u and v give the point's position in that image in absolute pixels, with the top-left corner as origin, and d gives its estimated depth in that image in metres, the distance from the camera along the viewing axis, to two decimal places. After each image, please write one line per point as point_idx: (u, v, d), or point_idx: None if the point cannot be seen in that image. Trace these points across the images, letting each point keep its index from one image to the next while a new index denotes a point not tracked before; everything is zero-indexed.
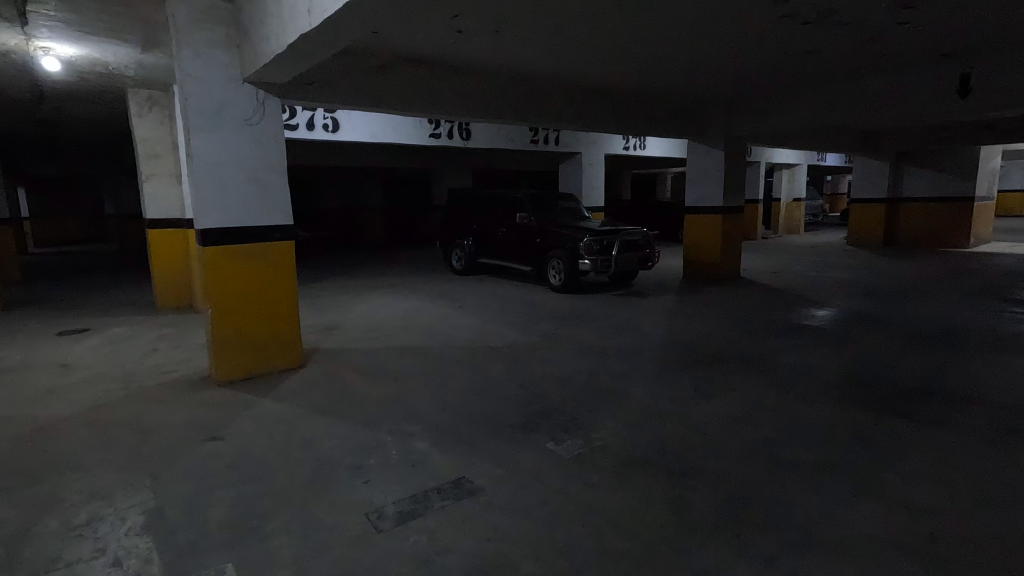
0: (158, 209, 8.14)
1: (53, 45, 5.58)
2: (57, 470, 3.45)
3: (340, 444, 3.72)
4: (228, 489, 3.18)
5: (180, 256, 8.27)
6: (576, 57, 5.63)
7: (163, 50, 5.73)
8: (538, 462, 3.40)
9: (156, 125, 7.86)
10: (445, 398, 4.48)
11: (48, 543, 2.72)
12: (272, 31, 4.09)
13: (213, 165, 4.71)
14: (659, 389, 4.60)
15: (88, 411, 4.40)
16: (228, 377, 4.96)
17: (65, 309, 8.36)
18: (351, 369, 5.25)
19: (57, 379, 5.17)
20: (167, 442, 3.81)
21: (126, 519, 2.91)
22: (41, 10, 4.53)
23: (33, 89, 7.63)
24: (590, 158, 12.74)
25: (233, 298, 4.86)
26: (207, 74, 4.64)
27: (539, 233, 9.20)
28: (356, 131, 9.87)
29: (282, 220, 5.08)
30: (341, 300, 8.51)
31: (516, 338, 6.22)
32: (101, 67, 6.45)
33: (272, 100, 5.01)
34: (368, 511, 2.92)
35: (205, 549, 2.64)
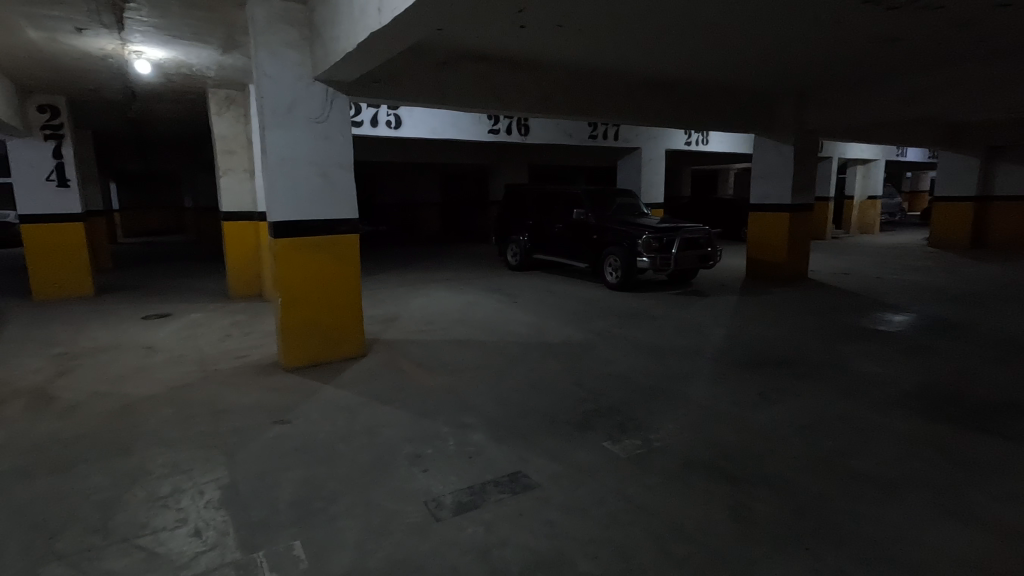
0: (232, 203, 8.60)
1: (145, 49, 5.99)
2: (145, 443, 3.73)
3: (399, 432, 3.82)
4: (295, 470, 3.33)
5: (251, 247, 8.71)
6: (640, 50, 5.50)
7: (243, 52, 6.04)
8: (594, 460, 3.37)
9: (233, 123, 8.32)
10: (501, 393, 4.51)
11: (137, 511, 2.94)
12: (343, 30, 4.21)
13: (285, 160, 4.93)
14: (719, 393, 4.44)
15: (170, 390, 4.71)
16: (294, 364, 5.18)
17: (150, 295, 8.99)
18: (410, 360, 5.38)
19: (143, 359, 5.58)
20: (240, 423, 4.03)
21: (204, 494, 3.10)
22: (136, 15, 4.86)
23: (126, 90, 8.24)
24: (650, 154, 12.46)
25: (301, 288, 5.08)
26: (281, 73, 4.85)
27: (595, 229, 9.11)
28: (418, 128, 10.06)
29: (348, 214, 5.26)
30: (400, 293, 8.72)
31: (572, 335, 6.19)
32: (186, 69, 6.86)
33: (341, 97, 5.19)
34: (428, 499, 2.99)
35: (275, 526, 2.78)
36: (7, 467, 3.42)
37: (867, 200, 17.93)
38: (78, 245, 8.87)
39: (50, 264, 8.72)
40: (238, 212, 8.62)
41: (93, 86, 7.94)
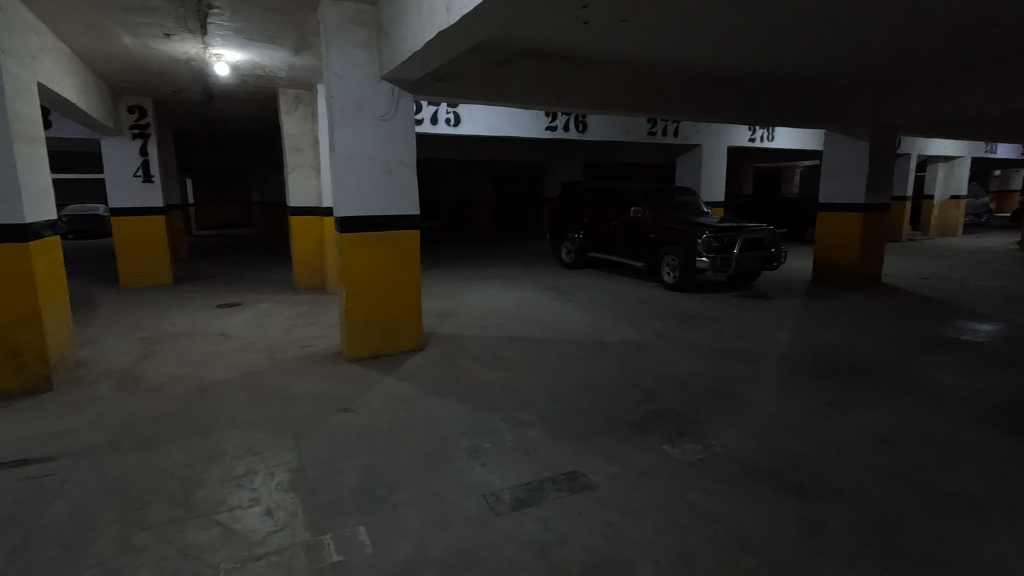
0: (299, 199, 8.97)
1: (224, 52, 6.32)
2: (220, 425, 3.95)
3: (457, 425, 3.89)
4: (358, 458, 3.44)
5: (316, 241, 9.05)
6: (707, 44, 5.33)
7: (313, 53, 6.27)
8: (654, 463, 3.31)
9: (301, 122, 8.68)
10: (556, 390, 4.51)
11: (214, 488, 3.13)
12: (411, 30, 4.30)
13: (352, 158, 5.09)
14: (786, 400, 4.26)
15: (242, 376, 4.97)
16: (356, 355, 5.35)
17: (223, 285, 9.52)
18: (466, 355, 5.45)
19: (217, 346, 5.91)
20: (306, 409, 4.21)
21: (274, 476, 3.26)
22: (218, 20, 5.14)
23: (205, 91, 8.74)
24: (711, 150, 12.09)
25: (364, 282, 5.24)
26: (350, 73, 5.01)
27: (653, 228, 8.93)
28: (476, 125, 10.16)
29: (409, 210, 5.39)
30: (455, 288, 8.84)
31: (629, 335, 6.10)
32: (259, 70, 7.19)
33: (406, 96, 5.31)
34: (486, 493, 3.02)
35: (341, 511, 2.89)
36: (102, 441, 3.70)
37: (949, 200, 16.74)
38: (159, 236, 9.48)
39: (135, 254, 9.36)
40: (305, 207, 8.98)
41: (176, 89, 8.46)
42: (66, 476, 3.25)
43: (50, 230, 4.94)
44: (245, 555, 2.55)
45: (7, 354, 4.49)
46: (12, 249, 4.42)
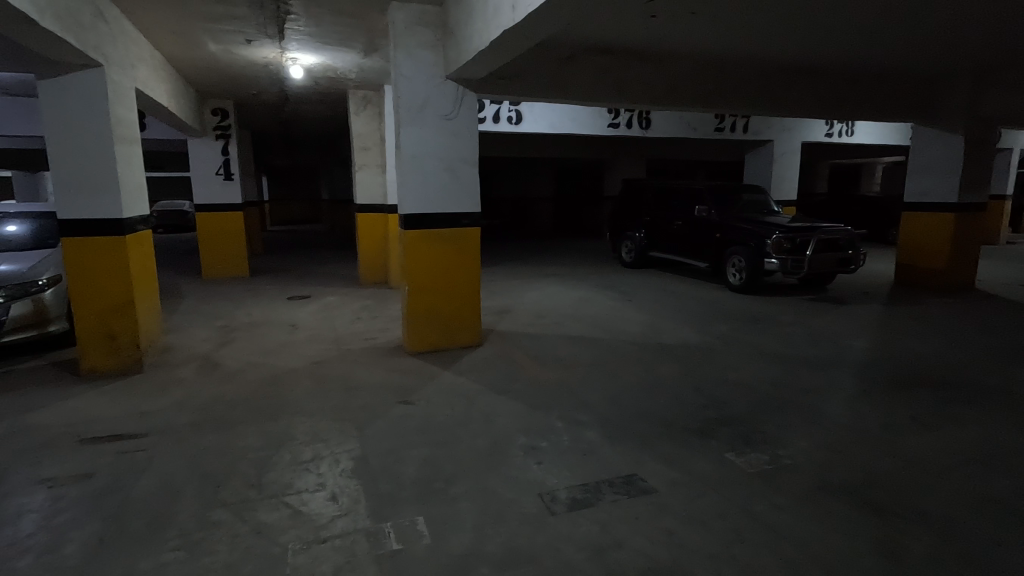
0: (365, 196, 9.28)
1: (299, 56, 6.62)
2: (290, 412, 4.15)
3: (514, 422, 3.91)
4: (418, 450, 3.52)
5: (380, 237, 9.32)
6: (783, 35, 5.08)
7: (382, 54, 6.47)
8: (716, 471, 3.20)
9: (368, 121, 8.99)
10: (614, 392, 4.43)
11: (284, 471, 3.29)
12: (476, 29, 4.35)
13: (417, 157, 5.21)
14: (862, 412, 4.00)
15: (311, 365, 5.21)
16: (417, 349, 5.49)
17: (293, 278, 10.00)
18: (524, 353, 5.46)
19: (287, 336, 6.22)
20: (369, 400, 4.35)
21: (339, 463, 3.39)
22: (294, 25, 5.40)
23: (281, 94, 9.21)
24: (783, 146, 11.52)
25: (426, 278, 5.36)
26: (416, 73, 5.12)
27: (718, 227, 8.62)
28: (537, 123, 10.17)
29: (470, 208, 5.46)
30: (514, 286, 8.90)
31: (691, 338, 5.93)
32: (331, 72, 7.49)
33: (470, 95, 5.38)
34: (542, 492, 3.02)
35: (401, 500, 2.97)
36: (185, 421, 3.98)
37: None
38: (237, 231, 10.08)
39: (216, 247, 10.00)
40: (370, 205, 9.29)
41: (255, 92, 8.97)
42: (154, 452, 3.52)
43: (143, 225, 5.34)
44: (311, 537, 2.67)
45: (106, 338, 4.91)
46: (111, 241, 4.82)
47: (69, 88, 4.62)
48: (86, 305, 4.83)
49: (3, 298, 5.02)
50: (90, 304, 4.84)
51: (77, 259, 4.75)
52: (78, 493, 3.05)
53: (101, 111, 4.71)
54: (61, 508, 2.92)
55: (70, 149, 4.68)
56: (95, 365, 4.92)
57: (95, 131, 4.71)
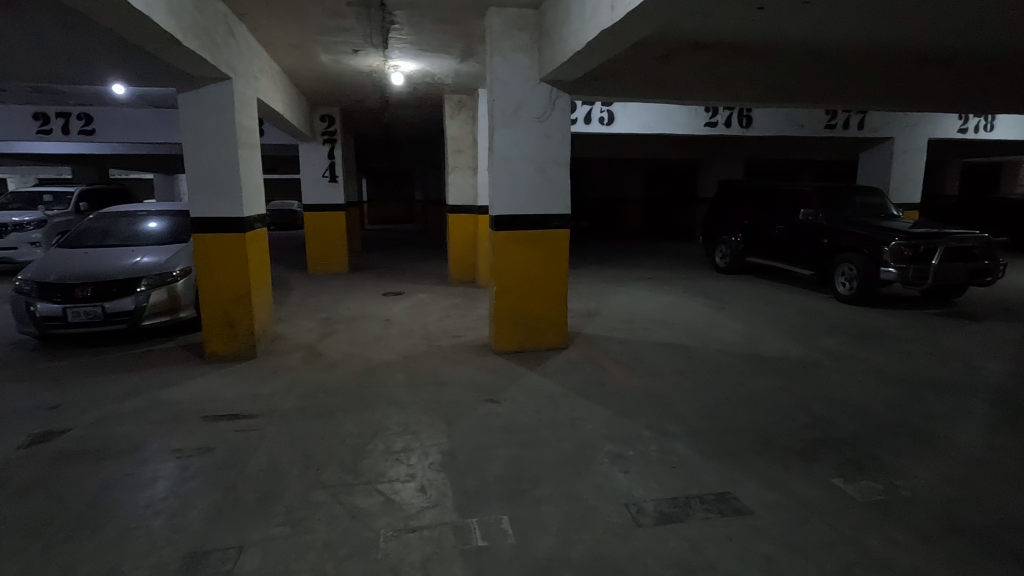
0: (457, 197, 9.54)
1: (401, 63, 6.94)
2: (384, 403, 4.35)
3: (600, 428, 3.85)
4: (504, 449, 3.56)
5: (470, 238, 9.54)
6: (914, 25, 4.59)
7: (478, 59, 6.62)
8: (821, 497, 2.96)
9: (462, 125, 9.24)
10: (707, 404, 4.23)
11: (377, 459, 3.46)
12: (573, 30, 4.33)
13: (509, 159, 5.28)
14: (1000, 444, 3.53)
15: (403, 359, 5.44)
16: (503, 348, 5.55)
17: (388, 275, 10.50)
18: (611, 357, 5.35)
19: (382, 330, 6.53)
20: (457, 396, 4.47)
21: (428, 455, 3.51)
22: (398, 34, 5.67)
23: (383, 100, 9.71)
24: (906, 144, 10.46)
25: (515, 279, 5.41)
26: (511, 77, 5.19)
27: (826, 232, 7.98)
28: (630, 123, 9.96)
29: (560, 209, 5.46)
30: (601, 289, 8.78)
31: (792, 350, 5.53)
32: (429, 78, 7.78)
33: (563, 96, 5.37)
34: (628, 502, 2.94)
35: (486, 497, 3.01)
36: (291, 406, 4.30)
37: None
38: (339, 229, 10.75)
39: (320, 245, 10.71)
40: (462, 205, 9.54)
41: (360, 98, 9.51)
42: (264, 433, 3.83)
43: (260, 223, 5.84)
44: (401, 525, 2.78)
45: (226, 325, 5.41)
46: (233, 237, 5.31)
47: (203, 100, 5.15)
48: (211, 295, 5.36)
49: (145, 287, 5.71)
50: (215, 294, 5.36)
51: (205, 253, 5.29)
52: (201, 465, 3.39)
53: (228, 119, 5.20)
54: (187, 477, 3.25)
55: (202, 153, 5.20)
56: (217, 350, 5.44)
57: (222, 137, 5.21)
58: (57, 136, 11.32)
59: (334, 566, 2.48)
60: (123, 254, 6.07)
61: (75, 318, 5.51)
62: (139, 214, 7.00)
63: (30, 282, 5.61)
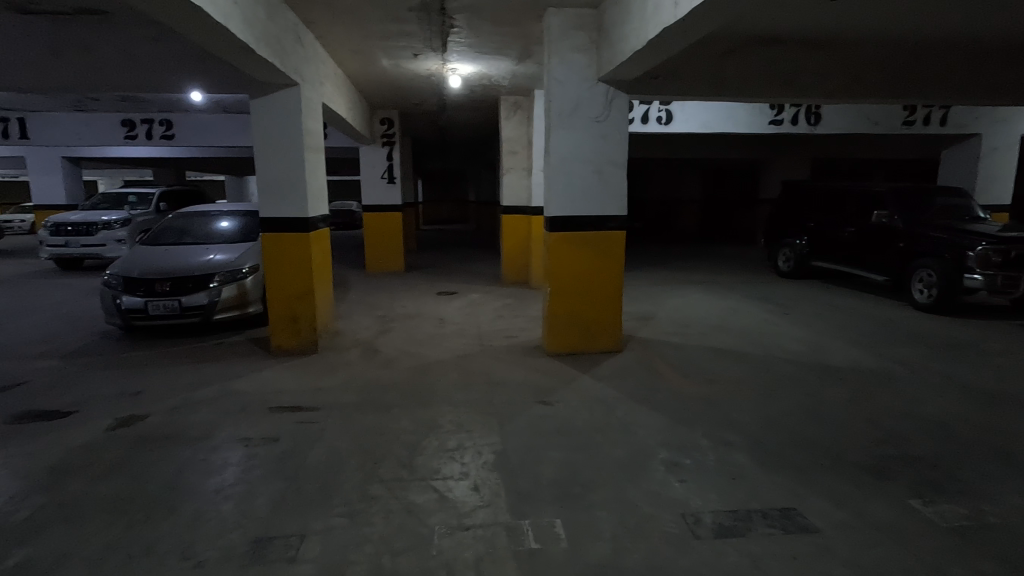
0: (511, 198, 9.58)
1: (459, 66, 7.04)
2: (438, 401, 4.42)
3: (656, 434, 3.77)
4: (556, 452, 3.54)
5: (523, 238, 9.55)
6: (1008, 13, 4.23)
7: (536, 60, 6.62)
8: (896, 518, 2.78)
9: (518, 126, 9.28)
10: (770, 414, 4.05)
11: (431, 456, 3.52)
12: (633, 29, 4.25)
13: (565, 159, 5.25)
14: None
15: (456, 358, 5.51)
16: (556, 350, 5.52)
17: (442, 274, 10.67)
18: (667, 363, 5.22)
19: (436, 328, 6.65)
20: (510, 397, 4.47)
21: (481, 455, 3.53)
22: (457, 38, 5.75)
23: (440, 103, 9.88)
24: (995, 141, 9.67)
25: (570, 280, 5.37)
26: (568, 78, 5.16)
27: (902, 235, 7.51)
28: (689, 122, 9.71)
29: (616, 210, 5.38)
30: (656, 292, 8.59)
31: (863, 361, 5.23)
32: (486, 80, 7.86)
33: (620, 96, 5.29)
34: (685, 512, 2.86)
35: (538, 500, 3.00)
36: (350, 400, 4.45)
37: None
38: (396, 229, 11.01)
39: (378, 244, 11.01)
40: (516, 206, 9.57)
41: (418, 101, 9.73)
42: (324, 425, 3.97)
43: (323, 223, 6.06)
44: (455, 523, 2.81)
45: (290, 321, 5.65)
46: (298, 237, 5.54)
47: (273, 106, 5.40)
48: (277, 292, 5.61)
49: (217, 283, 6.04)
50: (281, 291, 5.61)
51: (272, 251, 5.54)
52: (267, 454, 3.55)
53: (295, 123, 5.42)
54: (254, 465, 3.41)
55: (271, 157, 5.45)
56: (281, 344, 5.68)
57: (290, 141, 5.44)
58: (141, 142, 12.18)
59: (391, 560, 2.53)
60: (198, 251, 6.45)
61: (156, 311, 5.89)
62: (213, 214, 7.42)
63: (117, 276, 6.05)
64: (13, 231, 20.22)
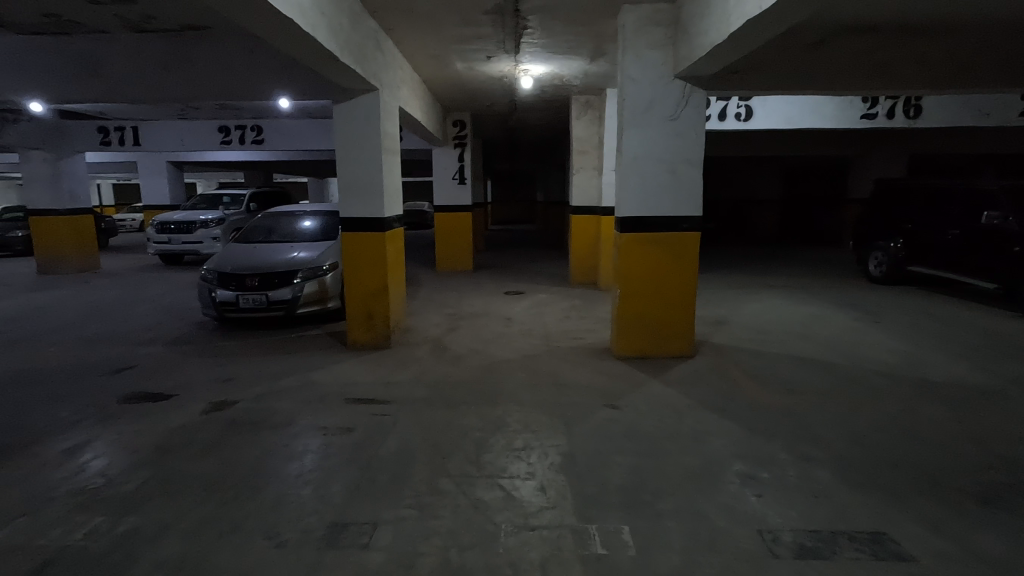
0: (580, 199, 9.50)
1: (531, 67, 7.05)
2: (505, 400, 4.46)
3: (730, 445, 3.61)
4: (624, 457, 3.47)
5: (592, 239, 9.45)
6: None
7: (609, 58, 6.53)
8: (1007, 553, 2.51)
9: (588, 125, 9.19)
10: (858, 430, 3.78)
11: (497, 454, 3.55)
12: (714, 23, 4.09)
13: (638, 158, 5.14)
14: None
15: (523, 357, 5.54)
16: (625, 353, 5.42)
17: (510, 274, 10.75)
18: (743, 370, 4.99)
19: (504, 328, 6.70)
20: (578, 399, 4.43)
21: (548, 456, 3.52)
22: (530, 39, 5.77)
23: (511, 103, 9.95)
24: None
25: (640, 282, 5.26)
26: (643, 75, 5.04)
27: (1017, 239, 6.78)
28: (771, 118, 9.23)
29: (691, 211, 5.20)
30: (731, 296, 8.24)
31: (966, 376, 4.77)
32: (558, 81, 7.84)
33: (698, 92, 5.11)
34: (762, 529, 2.72)
35: (604, 505, 2.95)
36: (420, 395, 4.57)
37: None
38: (465, 229, 11.21)
39: (448, 244, 11.24)
40: (585, 206, 9.47)
41: (490, 103, 9.86)
42: (396, 418, 4.11)
43: (398, 223, 6.26)
44: (521, 522, 2.82)
45: (366, 317, 5.88)
46: (374, 236, 5.77)
47: (353, 110, 5.65)
48: (354, 289, 5.86)
49: (300, 279, 6.40)
50: (358, 288, 5.85)
51: (350, 250, 5.80)
52: (342, 443, 3.71)
53: (374, 127, 5.65)
54: (331, 453, 3.58)
55: (352, 159, 5.71)
56: (356, 339, 5.92)
57: (369, 144, 5.67)
58: (235, 146, 13.08)
59: (458, 554, 2.58)
60: (283, 249, 6.86)
61: (245, 304, 6.32)
62: (297, 214, 7.87)
63: (212, 271, 6.54)
64: (124, 228, 22.39)
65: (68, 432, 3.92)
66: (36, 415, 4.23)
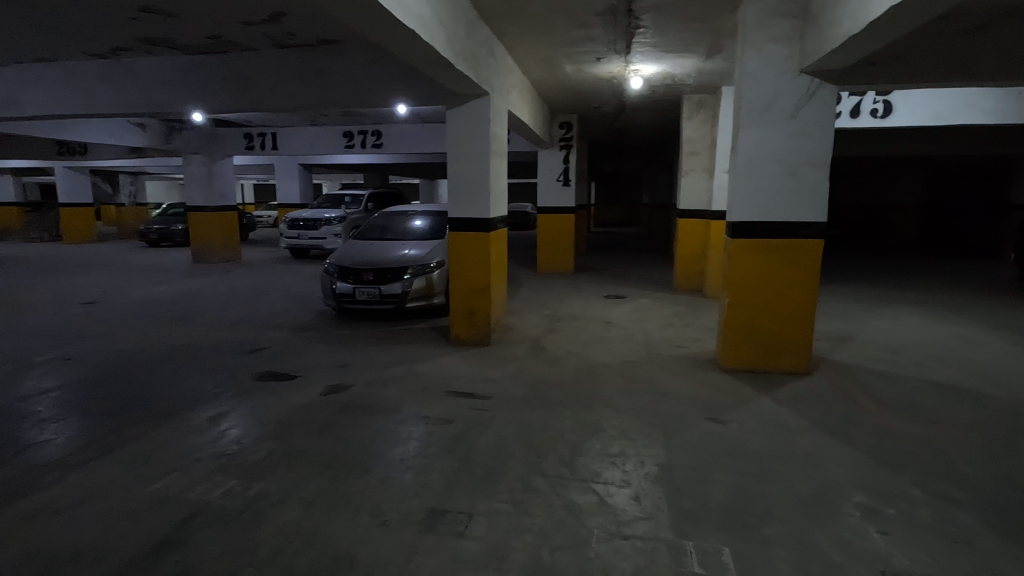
0: (688, 202, 9.14)
1: (642, 67, 6.90)
2: (601, 405, 4.40)
3: (850, 473, 3.29)
4: (728, 474, 3.29)
5: (700, 244, 9.04)
6: None
7: (725, 55, 6.22)
8: None
9: (700, 125, 8.81)
10: (1011, 472, 3.28)
11: (591, 459, 3.52)
12: (849, 12, 3.76)
13: (755, 159, 4.84)
14: None
15: (621, 363, 5.43)
16: (731, 365, 5.13)
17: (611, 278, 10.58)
18: (868, 393, 4.52)
19: (603, 332, 6.62)
20: (677, 410, 4.27)
21: (644, 465, 3.44)
22: (642, 38, 5.66)
23: (619, 105, 9.81)
24: None
25: (752, 291, 4.95)
26: (765, 71, 4.74)
27: None
28: (913, 114, 8.28)
29: (813, 216, 4.81)
30: (856, 310, 7.50)
31: None
32: (669, 80, 7.61)
33: (827, 87, 4.71)
34: (886, 570, 2.46)
35: (704, 522, 2.83)
36: (516, 393, 4.65)
37: None
38: (567, 231, 11.21)
39: (549, 245, 11.29)
40: (693, 210, 9.10)
41: (596, 105, 9.79)
42: (493, 414, 4.21)
43: (502, 223, 6.42)
44: (614, 530, 2.78)
45: (468, 313, 6.09)
46: (480, 236, 5.95)
47: (465, 114, 5.88)
48: (459, 286, 6.09)
49: (410, 275, 6.77)
50: (463, 285, 6.07)
51: (456, 248, 6.05)
52: (442, 434, 3.87)
53: (484, 130, 5.84)
54: (431, 442, 3.75)
55: (461, 161, 5.94)
56: (459, 334, 6.15)
57: (478, 146, 5.87)
58: (357, 150, 14.11)
59: (549, 553, 2.60)
60: (395, 246, 7.29)
61: (360, 297, 6.81)
62: (409, 214, 8.34)
63: (333, 265, 7.09)
64: (261, 224, 24.97)
65: (211, 402, 4.46)
66: (187, 385, 4.86)
